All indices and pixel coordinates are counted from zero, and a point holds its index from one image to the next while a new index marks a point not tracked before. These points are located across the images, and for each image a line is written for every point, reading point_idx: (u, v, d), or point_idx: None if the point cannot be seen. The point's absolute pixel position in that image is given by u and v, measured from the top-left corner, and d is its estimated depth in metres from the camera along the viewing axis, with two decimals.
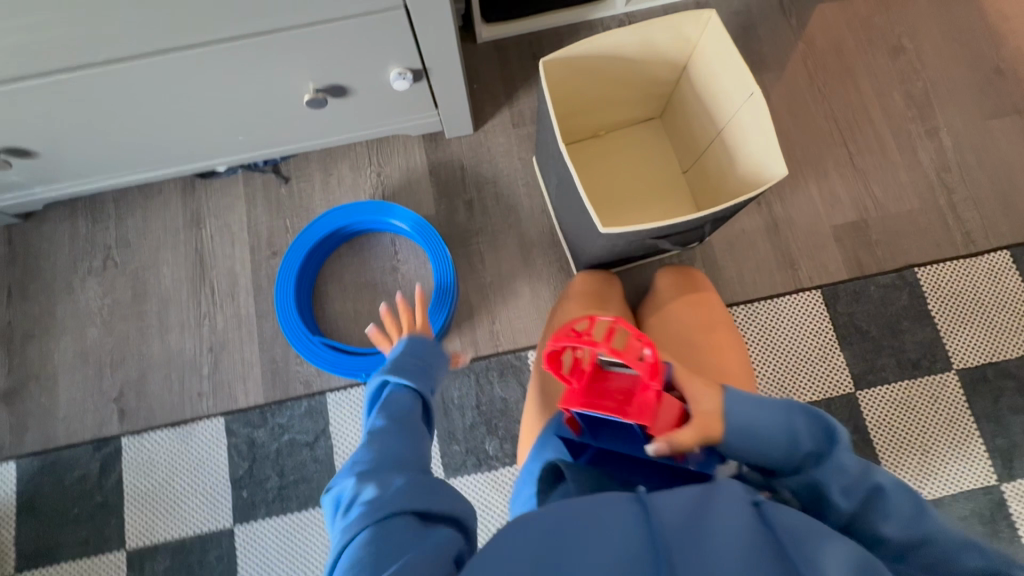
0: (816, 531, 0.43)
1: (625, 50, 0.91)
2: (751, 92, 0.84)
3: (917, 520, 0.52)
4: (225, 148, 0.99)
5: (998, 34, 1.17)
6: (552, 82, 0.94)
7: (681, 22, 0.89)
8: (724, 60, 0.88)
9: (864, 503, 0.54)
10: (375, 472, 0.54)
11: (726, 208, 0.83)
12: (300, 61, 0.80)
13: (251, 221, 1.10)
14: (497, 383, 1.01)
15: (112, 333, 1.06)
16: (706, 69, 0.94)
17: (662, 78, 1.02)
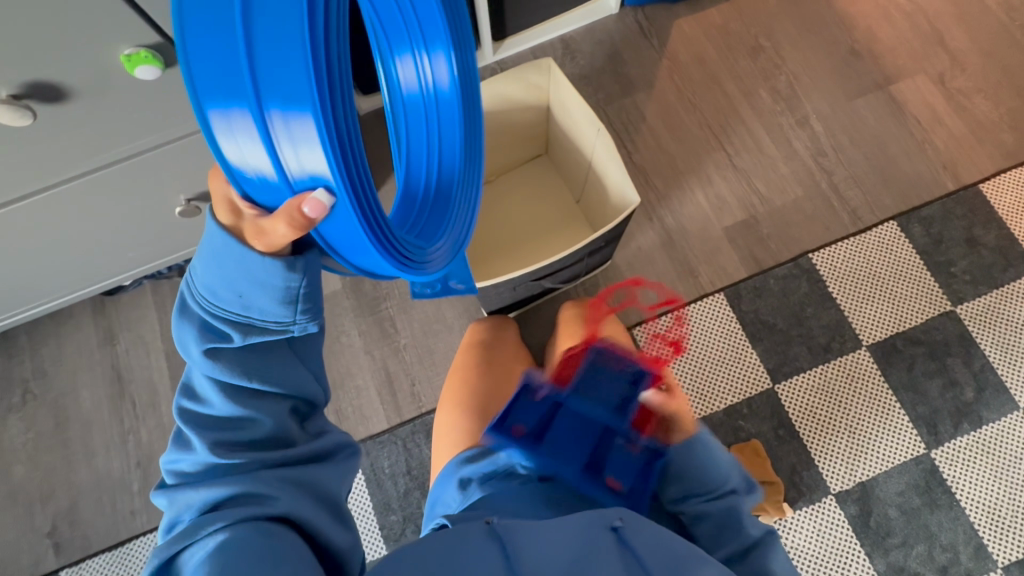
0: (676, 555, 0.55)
1: None
2: (599, 127, 0.86)
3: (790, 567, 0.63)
4: (120, 266, 1.01)
5: (847, 18, 1.23)
6: None
7: (525, 71, 0.90)
8: (572, 99, 0.89)
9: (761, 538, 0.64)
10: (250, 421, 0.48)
11: (593, 241, 0.83)
12: (159, 178, 0.83)
13: (164, 328, 1.11)
14: (424, 444, 1.01)
15: (39, 466, 1.05)
16: (562, 108, 0.95)
17: (531, 122, 1.03)
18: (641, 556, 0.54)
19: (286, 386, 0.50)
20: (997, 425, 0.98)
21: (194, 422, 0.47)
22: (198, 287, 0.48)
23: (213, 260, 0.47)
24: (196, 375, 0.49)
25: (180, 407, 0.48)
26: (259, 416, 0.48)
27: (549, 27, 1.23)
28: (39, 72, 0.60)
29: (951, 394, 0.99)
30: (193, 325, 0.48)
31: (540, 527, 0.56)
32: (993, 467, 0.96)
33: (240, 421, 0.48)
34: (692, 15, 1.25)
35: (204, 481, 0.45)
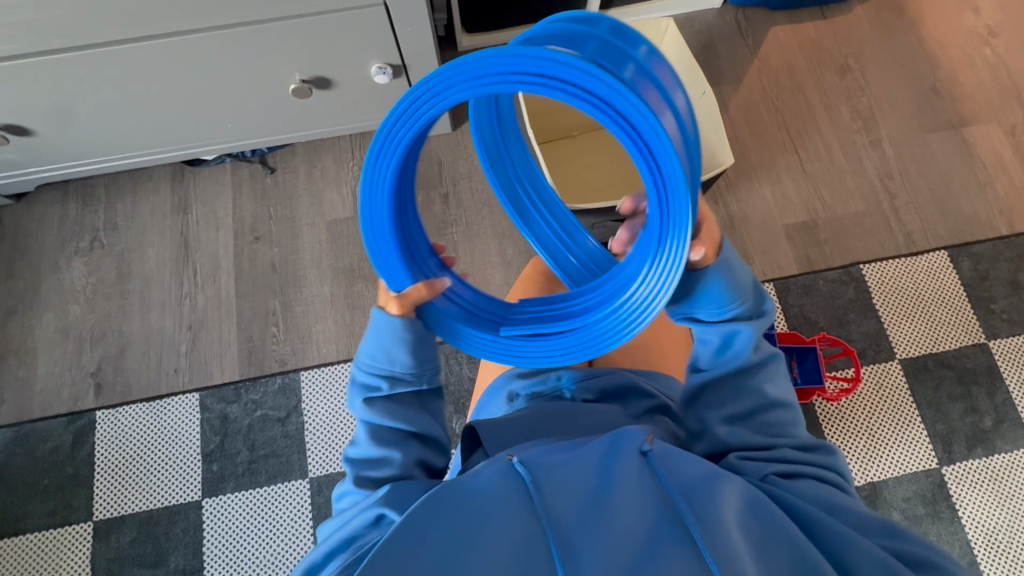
0: (703, 475, 0.57)
1: None
2: (704, 90, 0.90)
3: (780, 387, 0.67)
4: (215, 135, 1.06)
5: (935, 58, 1.28)
6: None
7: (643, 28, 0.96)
8: (682, 61, 0.93)
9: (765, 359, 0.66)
10: (388, 465, 0.61)
11: None
12: (287, 52, 0.88)
13: (236, 208, 1.15)
14: (466, 363, 1.05)
15: (94, 310, 1.09)
16: None
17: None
18: (666, 479, 0.56)
19: (418, 425, 0.63)
20: (1008, 456, 1.03)
21: (359, 461, 0.63)
22: (359, 359, 0.64)
23: (372, 333, 0.62)
24: (360, 431, 0.64)
25: (347, 455, 0.64)
26: (395, 453, 0.61)
27: (655, 7, 1.28)
28: None
29: (971, 419, 1.04)
30: (355, 391, 0.64)
31: (559, 464, 0.58)
32: (998, 494, 1.01)
33: (381, 463, 0.61)
34: (790, 24, 1.30)
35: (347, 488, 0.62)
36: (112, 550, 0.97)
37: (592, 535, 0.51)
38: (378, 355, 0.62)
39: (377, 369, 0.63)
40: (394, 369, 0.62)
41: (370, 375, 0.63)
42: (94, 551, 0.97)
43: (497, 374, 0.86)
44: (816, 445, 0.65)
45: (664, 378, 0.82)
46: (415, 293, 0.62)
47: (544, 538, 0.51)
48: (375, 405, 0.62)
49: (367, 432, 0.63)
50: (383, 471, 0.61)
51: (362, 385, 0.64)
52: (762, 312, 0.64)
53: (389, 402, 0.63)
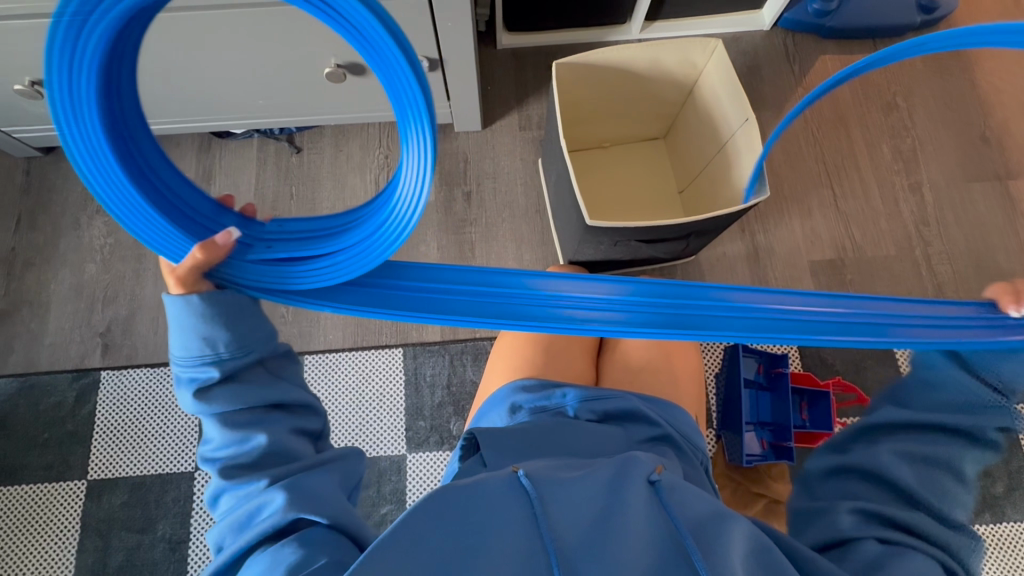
0: (711, 514, 0.56)
1: (635, 66, 0.93)
2: (748, 119, 0.86)
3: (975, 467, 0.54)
4: (245, 109, 1.05)
5: (987, 105, 1.23)
6: (565, 86, 0.96)
7: (690, 46, 0.90)
8: (728, 85, 0.89)
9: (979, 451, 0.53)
10: (252, 450, 0.52)
11: (708, 221, 0.85)
12: (326, 36, 0.86)
13: (259, 184, 1.15)
14: (470, 366, 1.04)
15: (109, 271, 1.10)
16: (710, 91, 0.95)
17: (668, 98, 1.03)
18: (673, 509, 0.55)
19: (270, 397, 0.53)
20: (1018, 526, 0.99)
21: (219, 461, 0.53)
22: (178, 357, 0.51)
23: (176, 328, 0.50)
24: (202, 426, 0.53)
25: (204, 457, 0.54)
26: (254, 437, 0.52)
27: (701, 24, 1.24)
28: None
29: (982, 483, 1.01)
30: (184, 389, 0.52)
31: (566, 478, 0.57)
32: (1001, 563, 0.97)
33: (243, 452, 0.53)
34: (839, 55, 1.26)
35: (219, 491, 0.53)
36: (102, 510, 0.98)
37: (593, 552, 0.50)
38: (193, 342, 0.50)
39: (196, 356, 0.50)
40: (214, 350, 0.50)
41: (185, 366, 0.51)
42: (84, 510, 0.98)
43: (503, 383, 0.85)
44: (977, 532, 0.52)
45: (673, 411, 0.80)
46: (191, 261, 0.47)
47: (544, 551, 0.50)
48: (206, 397, 0.51)
49: (212, 426, 0.52)
50: (250, 459, 0.52)
51: (184, 379, 0.52)
52: (1022, 385, 0.53)
53: (224, 386, 0.52)
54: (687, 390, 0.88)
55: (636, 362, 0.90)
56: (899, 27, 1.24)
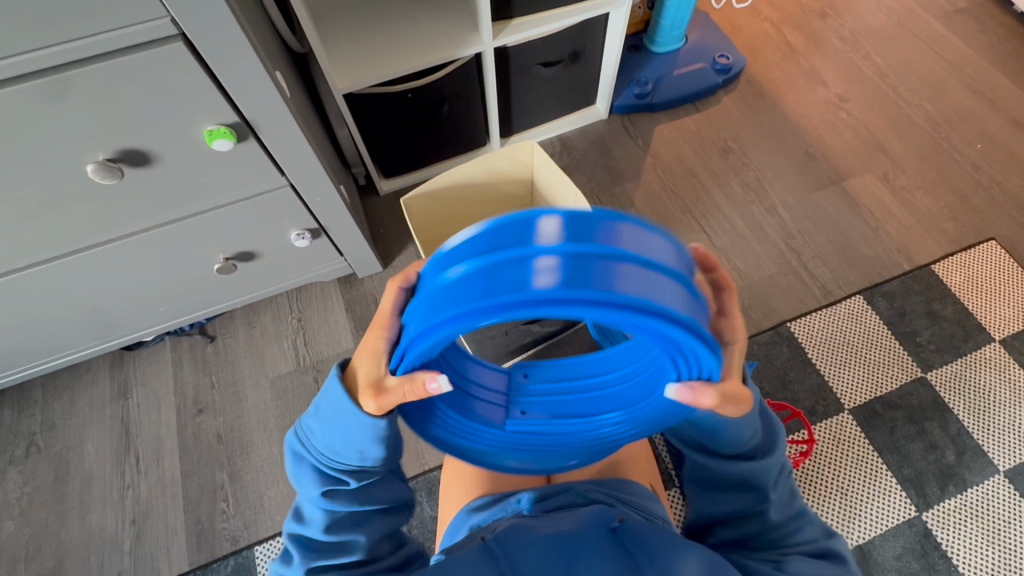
0: (667, 546, 0.56)
1: (474, 178, 1.06)
2: (577, 194, 0.98)
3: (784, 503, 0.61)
4: (148, 320, 1.08)
5: (802, 128, 1.45)
6: (420, 213, 1.06)
7: (512, 151, 1.04)
8: (552, 171, 1.03)
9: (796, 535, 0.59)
10: (347, 545, 0.56)
11: None
12: (206, 241, 0.93)
13: (178, 383, 1.15)
14: (426, 502, 1.03)
15: (30, 522, 1.04)
16: (544, 179, 1.08)
17: (516, 193, 1.15)
18: (635, 552, 0.56)
19: (389, 498, 0.59)
20: (982, 488, 1.03)
21: (302, 544, 0.56)
22: (315, 447, 0.57)
23: (341, 419, 0.53)
24: (304, 502, 0.58)
25: (290, 530, 0.58)
26: (355, 534, 0.56)
27: (549, 128, 1.42)
28: (133, 142, 0.71)
29: (933, 456, 1.05)
30: (310, 471, 0.57)
31: (529, 543, 0.57)
32: (981, 529, 1.01)
33: (339, 549, 0.56)
34: (670, 122, 1.47)
35: None
36: None
37: None
38: (325, 446, 0.56)
39: (313, 450, 0.57)
40: (341, 466, 0.56)
41: (303, 450, 0.58)
42: None
43: (457, 510, 0.84)
44: (837, 555, 0.58)
45: (608, 482, 0.76)
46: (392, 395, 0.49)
47: None
48: (319, 488, 0.56)
49: (320, 515, 0.56)
50: (343, 551, 0.56)
51: (300, 459, 0.58)
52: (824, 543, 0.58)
53: (335, 490, 0.56)
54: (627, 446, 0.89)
55: None
56: (709, 89, 1.47)
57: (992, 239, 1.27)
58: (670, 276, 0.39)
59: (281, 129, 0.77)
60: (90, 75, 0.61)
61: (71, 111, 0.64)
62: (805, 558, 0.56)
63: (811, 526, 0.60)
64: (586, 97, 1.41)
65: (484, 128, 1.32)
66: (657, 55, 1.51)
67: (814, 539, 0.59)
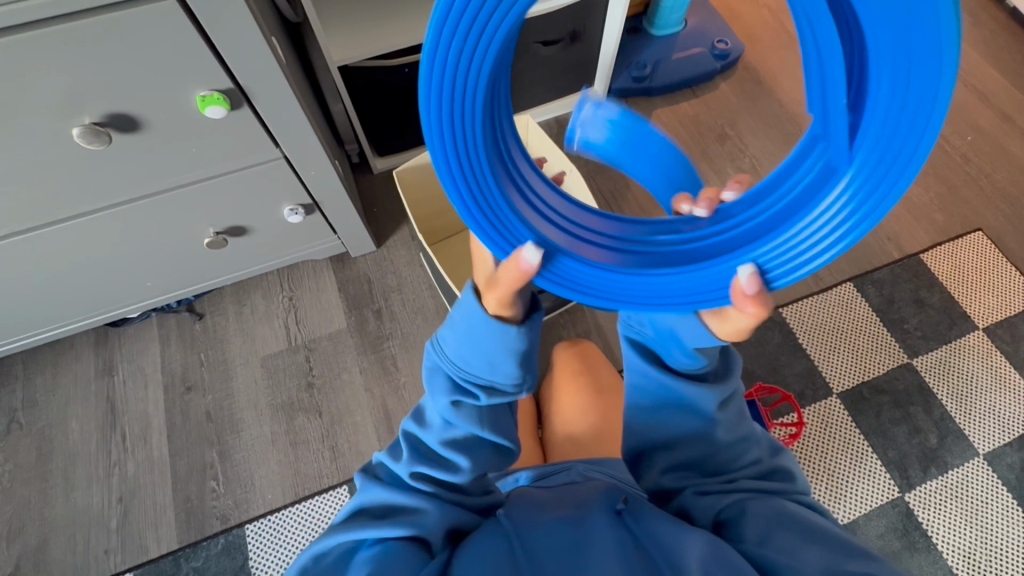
0: (671, 522, 0.56)
1: None
2: (571, 169, 0.97)
3: (736, 425, 0.60)
4: (134, 295, 1.06)
5: (798, 116, 1.45)
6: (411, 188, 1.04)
7: None
8: (546, 145, 1.01)
9: (749, 460, 0.60)
10: (455, 462, 0.57)
11: None
12: (196, 214, 0.91)
13: (166, 361, 1.13)
14: None
15: (12, 500, 1.02)
16: (538, 156, 1.06)
17: None
18: (638, 530, 0.56)
19: (503, 432, 0.59)
20: (962, 470, 1.06)
21: (412, 445, 0.59)
22: (449, 357, 0.56)
23: (466, 340, 0.54)
24: (428, 407, 0.59)
25: (406, 428, 0.60)
26: (459, 457, 0.57)
27: (546, 109, 1.41)
28: (122, 106, 0.68)
29: (917, 440, 1.08)
30: (443, 381, 0.57)
31: (536, 519, 0.58)
32: (961, 509, 1.04)
33: (447, 466, 0.57)
34: (668, 107, 1.46)
35: (395, 487, 0.57)
36: None
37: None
38: (451, 354, 0.55)
39: (446, 358, 0.56)
40: (477, 388, 0.56)
41: (435, 356, 0.57)
42: None
43: None
44: (781, 471, 0.61)
45: (604, 461, 0.78)
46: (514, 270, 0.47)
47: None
48: (444, 400, 0.56)
49: (439, 425, 0.58)
50: (446, 465, 0.57)
51: (433, 364, 0.58)
52: (772, 467, 0.60)
53: (459, 413, 0.56)
54: (622, 425, 0.90)
55: (570, 427, 0.89)
56: (707, 74, 1.46)
57: (979, 229, 1.30)
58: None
59: (276, 97, 0.75)
60: (75, 33, 0.58)
61: (58, 71, 0.61)
62: (754, 486, 0.58)
63: (758, 447, 0.61)
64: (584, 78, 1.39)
65: None
66: (656, 38, 1.49)
67: (761, 459, 0.61)
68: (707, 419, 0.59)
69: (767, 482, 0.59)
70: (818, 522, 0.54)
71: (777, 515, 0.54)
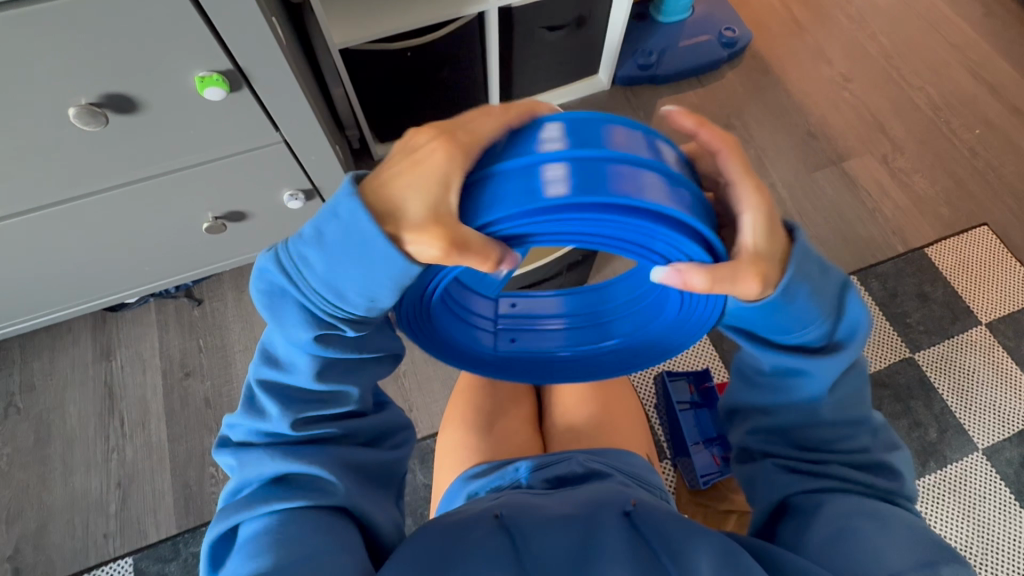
0: (682, 531, 0.56)
1: None
2: None
3: (852, 409, 0.57)
4: (132, 280, 1.04)
5: (805, 107, 1.43)
6: None
7: None
8: None
9: (854, 448, 0.56)
10: (336, 394, 0.53)
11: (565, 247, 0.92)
12: (195, 198, 0.89)
13: (164, 346, 1.12)
14: (418, 470, 1.02)
15: (11, 483, 1.02)
16: None
17: None
18: (648, 533, 0.56)
19: (385, 349, 0.55)
20: (961, 465, 1.07)
21: (275, 391, 0.52)
22: (301, 281, 0.48)
23: (342, 254, 0.45)
24: (278, 344, 0.52)
25: (260, 375, 0.53)
26: (345, 387, 0.53)
27: (550, 96, 1.38)
28: (118, 86, 0.66)
29: (917, 434, 1.08)
30: (295, 309, 0.49)
31: (542, 521, 0.57)
32: (959, 504, 1.04)
33: (324, 401, 0.53)
34: (673, 96, 1.44)
35: (275, 450, 0.51)
36: None
37: None
38: (318, 278, 0.47)
39: (297, 281, 0.48)
40: (347, 315, 0.50)
41: (279, 273, 0.49)
42: None
43: (454, 478, 0.83)
44: (888, 468, 0.57)
45: (603, 452, 0.77)
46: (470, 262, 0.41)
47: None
48: (306, 333, 0.49)
49: (302, 359, 0.51)
50: (324, 402, 0.53)
51: (277, 287, 0.49)
52: (882, 462, 0.56)
53: (325, 350, 0.50)
54: (623, 416, 0.89)
55: (571, 418, 0.89)
56: (713, 63, 1.44)
57: (985, 224, 1.29)
58: (692, 186, 0.43)
59: (277, 78, 0.73)
60: (70, 10, 0.56)
61: (52, 49, 0.59)
62: (851, 473, 0.55)
63: (871, 437, 0.57)
64: (589, 65, 1.37)
65: (484, 93, 1.28)
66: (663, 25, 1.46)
67: (869, 449, 0.57)
68: (816, 395, 0.55)
69: (865, 475, 0.55)
70: (910, 532, 0.51)
71: (852, 511, 0.52)
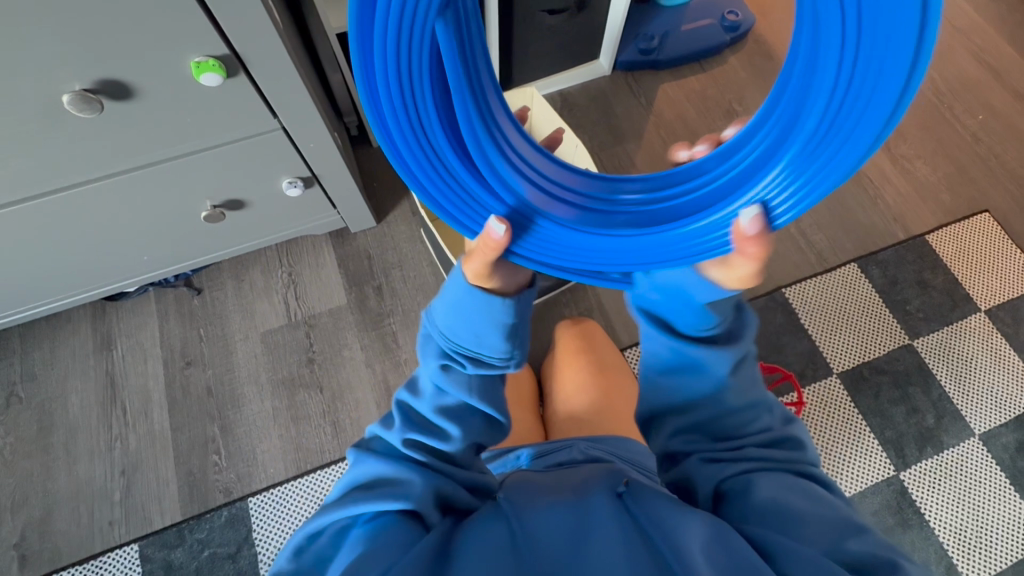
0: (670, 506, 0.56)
1: None
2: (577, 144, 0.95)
3: (748, 390, 0.60)
4: (131, 269, 1.04)
5: None
6: None
7: (511, 98, 1.00)
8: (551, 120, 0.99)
9: (759, 428, 0.59)
10: (444, 428, 0.58)
11: None
12: (192, 186, 0.88)
13: (165, 335, 1.12)
14: None
15: (15, 472, 1.03)
16: (542, 131, 1.04)
17: None
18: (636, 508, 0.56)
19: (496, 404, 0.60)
20: (957, 450, 1.08)
21: (404, 412, 0.60)
22: (438, 326, 0.57)
23: (454, 311, 0.55)
24: (421, 374, 0.61)
25: (399, 398, 0.61)
26: (451, 426, 0.58)
27: (550, 82, 1.37)
28: (114, 71, 0.65)
29: (914, 420, 1.09)
30: (434, 349, 0.58)
31: (540, 505, 0.57)
32: (954, 488, 1.05)
33: (435, 432, 0.58)
34: (675, 81, 1.42)
35: (387, 460, 0.57)
36: None
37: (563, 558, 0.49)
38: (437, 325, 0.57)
39: (435, 328, 0.58)
40: (466, 359, 0.57)
41: (426, 322, 0.59)
42: None
43: None
44: (790, 440, 0.59)
45: (604, 438, 0.78)
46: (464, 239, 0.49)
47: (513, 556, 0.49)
48: (433, 369, 0.58)
49: (432, 393, 0.59)
50: (433, 433, 0.58)
51: (425, 334, 0.60)
52: (784, 436, 0.59)
53: (443, 385, 0.57)
54: (623, 403, 0.90)
55: (572, 405, 0.89)
56: (716, 47, 1.42)
57: (986, 211, 1.28)
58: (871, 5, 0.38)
59: (275, 64, 0.72)
60: None
61: (46, 34, 0.58)
62: (762, 454, 0.57)
63: (770, 416, 0.60)
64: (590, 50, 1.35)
65: None
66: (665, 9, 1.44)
67: (772, 427, 0.59)
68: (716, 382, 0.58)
69: (773, 452, 0.57)
70: (829, 502, 0.52)
71: (775, 490, 0.53)
